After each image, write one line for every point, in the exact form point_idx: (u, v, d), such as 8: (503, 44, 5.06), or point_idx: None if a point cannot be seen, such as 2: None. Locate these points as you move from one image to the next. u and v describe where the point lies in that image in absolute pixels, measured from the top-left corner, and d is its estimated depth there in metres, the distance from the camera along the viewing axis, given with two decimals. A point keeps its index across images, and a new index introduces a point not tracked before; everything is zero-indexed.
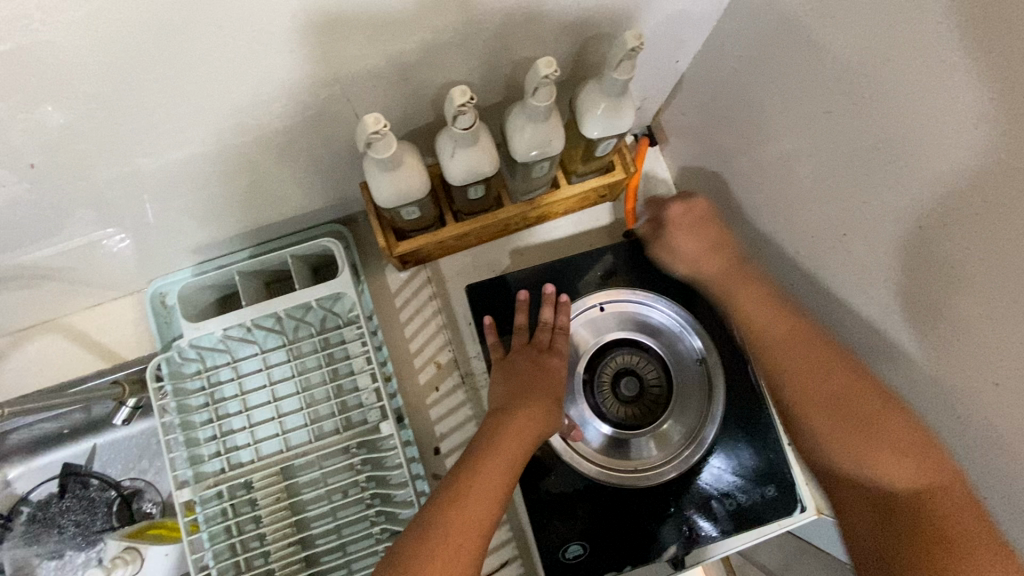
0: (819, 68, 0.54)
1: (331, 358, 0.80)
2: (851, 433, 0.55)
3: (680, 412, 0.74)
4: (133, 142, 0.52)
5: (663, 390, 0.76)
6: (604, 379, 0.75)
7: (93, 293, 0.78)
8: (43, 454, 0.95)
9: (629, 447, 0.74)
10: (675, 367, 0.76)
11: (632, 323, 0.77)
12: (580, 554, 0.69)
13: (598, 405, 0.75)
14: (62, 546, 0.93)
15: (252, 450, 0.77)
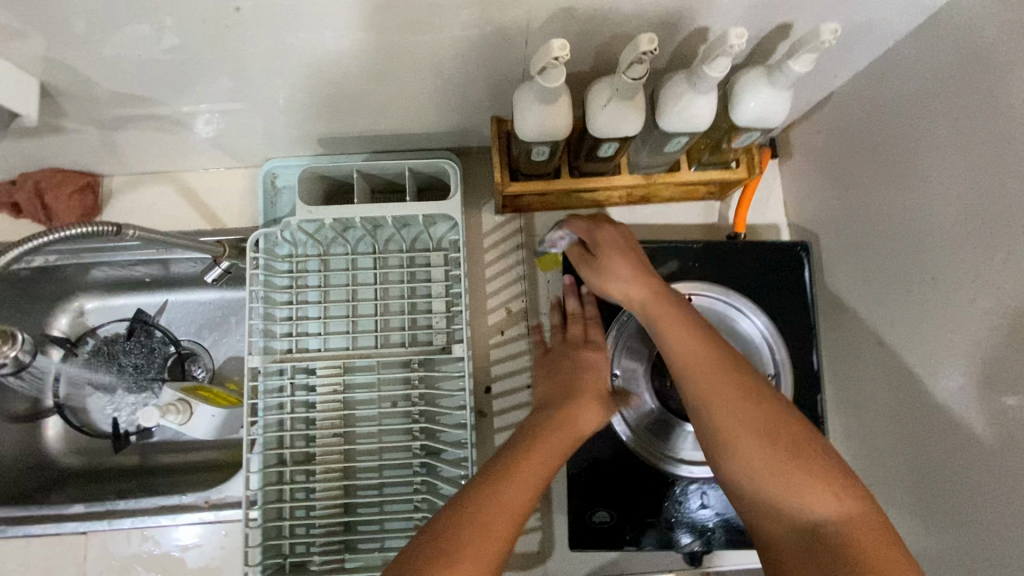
0: (1008, 111, 0.53)
1: (413, 276, 0.83)
2: (769, 451, 0.50)
3: None
4: (322, 23, 0.54)
5: None
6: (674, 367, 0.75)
7: (215, 156, 0.82)
8: (121, 295, 1.01)
9: (673, 439, 0.73)
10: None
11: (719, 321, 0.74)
12: (606, 521, 0.70)
13: (658, 388, 0.75)
14: (116, 382, 0.99)
15: (320, 341, 0.81)
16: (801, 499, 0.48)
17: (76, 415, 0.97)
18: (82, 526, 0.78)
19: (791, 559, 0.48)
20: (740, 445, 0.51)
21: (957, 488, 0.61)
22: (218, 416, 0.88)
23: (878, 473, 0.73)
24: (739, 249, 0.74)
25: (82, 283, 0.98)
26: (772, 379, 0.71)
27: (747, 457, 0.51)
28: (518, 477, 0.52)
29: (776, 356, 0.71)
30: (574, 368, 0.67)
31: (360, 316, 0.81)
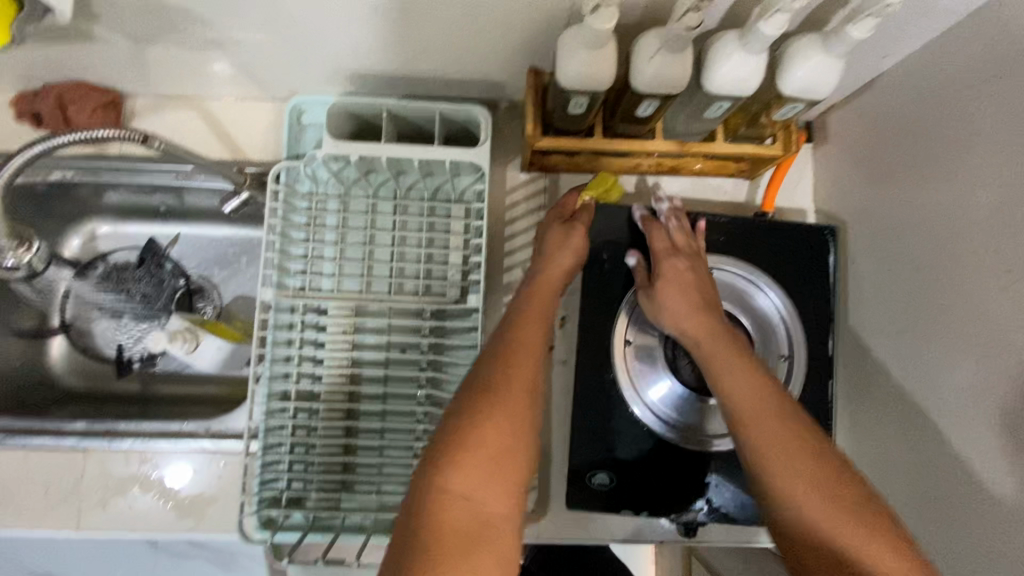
0: None
1: (432, 226, 0.81)
2: (837, 518, 0.50)
3: None
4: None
5: None
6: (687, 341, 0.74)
7: (241, 84, 0.80)
8: (134, 223, 1.00)
9: (677, 410, 0.73)
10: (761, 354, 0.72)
11: (737, 297, 0.73)
12: (605, 483, 0.71)
13: (670, 361, 0.74)
14: (122, 309, 0.99)
15: (334, 282, 0.80)
16: (861, 549, 0.48)
17: (80, 339, 0.97)
18: (82, 442, 0.77)
19: None
20: (795, 490, 0.52)
21: (962, 480, 0.61)
22: (223, 348, 0.89)
23: (880, 463, 0.73)
24: (764, 227, 0.73)
25: (96, 205, 0.97)
26: (785, 360, 0.71)
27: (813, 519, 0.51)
28: (479, 396, 0.52)
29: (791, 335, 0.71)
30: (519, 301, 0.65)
31: (376, 261, 0.80)
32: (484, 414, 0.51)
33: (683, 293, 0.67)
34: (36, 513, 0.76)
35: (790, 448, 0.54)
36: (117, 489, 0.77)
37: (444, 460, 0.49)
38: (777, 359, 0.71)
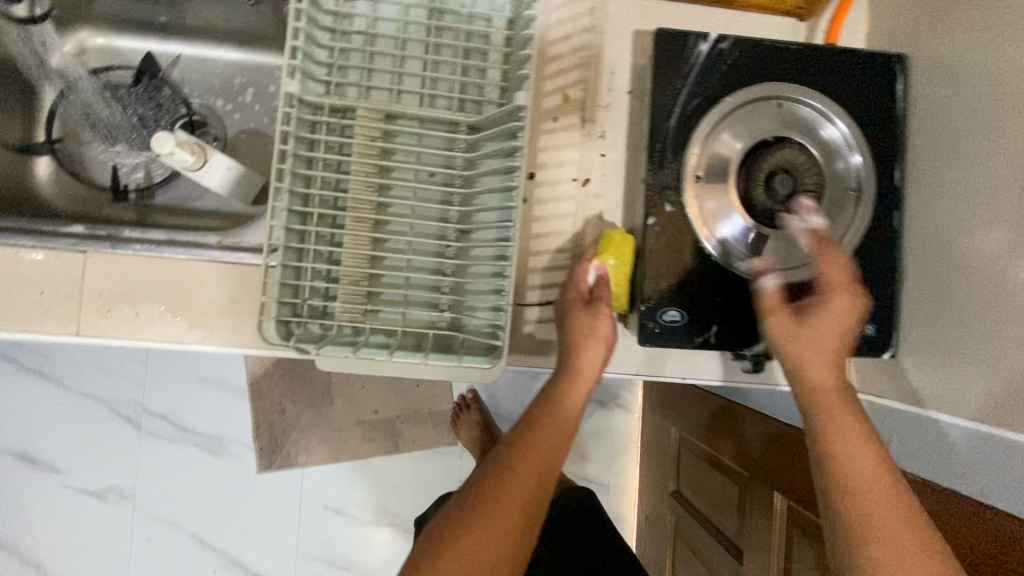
0: None
1: (468, 39, 0.76)
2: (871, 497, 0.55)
3: (822, 229, 0.70)
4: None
5: (814, 199, 0.70)
6: (758, 173, 0.70)
7: None
8: (129, 38, 0.91)
9: (749, 246, 0.70)
10: (831, 185, 0.70)
11: (797, 126, 0.70)
12: (676, 319, 0.69)
13: (744, 194, 0.70)
14: (118, 133, 0.91)
15: (360, 91, 0.74)
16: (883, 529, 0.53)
17: (70, 159, 0.88)
18: (81, 244, 0.72)
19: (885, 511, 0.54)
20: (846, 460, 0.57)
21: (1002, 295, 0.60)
22: (232, 172, 0.82)
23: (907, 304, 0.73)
24: (828, 55, 0.71)
25: (88, 11, 0.87)
26: (852, 192, 0.70)
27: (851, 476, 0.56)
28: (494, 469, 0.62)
29: (857, 162, 0.70)
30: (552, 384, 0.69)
31: (408, 71, 0.74)
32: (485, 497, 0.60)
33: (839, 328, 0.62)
34: (31, 315, 0.70)
35: (852, 436, 0.57)
36: (120, 296, 0.72)
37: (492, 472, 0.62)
38: (844, 192, 0.70)
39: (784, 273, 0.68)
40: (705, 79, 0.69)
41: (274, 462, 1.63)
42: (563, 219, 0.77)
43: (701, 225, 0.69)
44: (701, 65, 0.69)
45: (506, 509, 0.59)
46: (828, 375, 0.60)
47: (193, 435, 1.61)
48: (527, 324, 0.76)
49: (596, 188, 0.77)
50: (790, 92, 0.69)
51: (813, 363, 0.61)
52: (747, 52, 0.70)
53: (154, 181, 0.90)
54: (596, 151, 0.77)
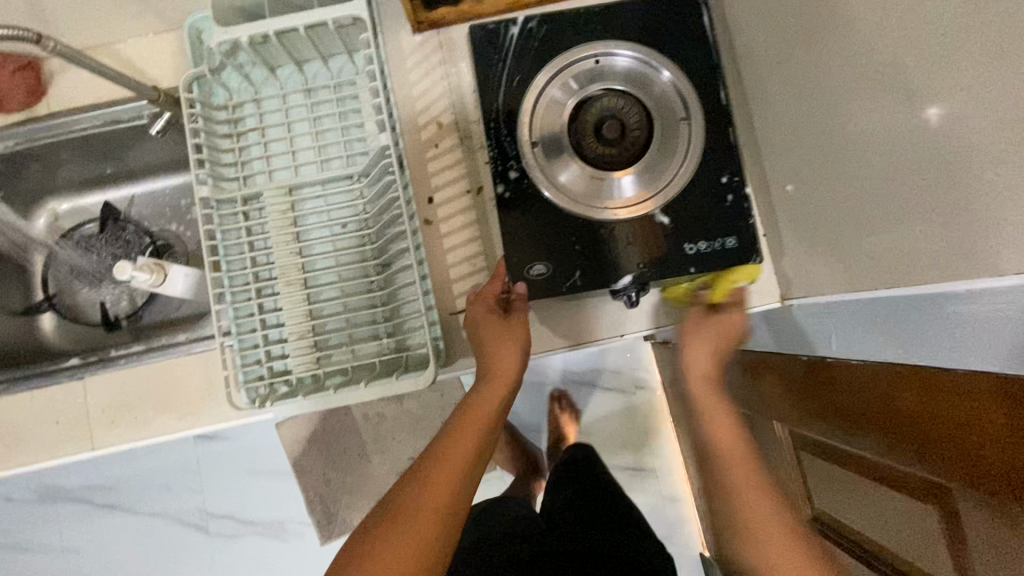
0: None
1: (343, 104, 0.87)
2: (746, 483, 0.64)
3: (659, 158, 0.75)
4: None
5: (643, 135, 0.75)
6: (585, 126, 0.75)
7: (132, 16, 0.85)
8: (90, 194, 1.06)
9: (599, 194, 0.75)
10: (658, 116, 0.75)
11: (614, 76, 0.76)
12: (574, 280, 0.75)
13: (581, 150, 0.76)
14: (100, 275, 1.05)
15: (267, 176, 0.86)
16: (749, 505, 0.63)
17: (68, 308, 1.03)
18: (78, 371, 0.85)
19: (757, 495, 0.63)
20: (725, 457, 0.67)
21: (866, 164, 0.64)
22: (190, 277, 0.93)
23: (803, 203, 0.76)
24: (645, 9, 0.77)
25: (51, 186, 1.03)
26: (685, 121, 0.75)
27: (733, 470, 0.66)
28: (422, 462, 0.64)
29: (674, 87, 0.75)
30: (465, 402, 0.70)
31: (300, 147, 0.85)
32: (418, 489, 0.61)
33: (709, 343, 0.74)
34: (55, 444, 0.83)
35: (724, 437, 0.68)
36: (119, 407, 0.83)
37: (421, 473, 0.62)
38: (676, 122, 0.75)
39: (633, 208, 0.75)
40: (547, 68, 0.77)
41: (334, 531, 1.72)
42: (470, 227, 0.85)
43: (557, 193, 0.75)
44: (537, 57, 0.77)
45: (442, 480, 0.61)
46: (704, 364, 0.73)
47: (256, 525, 1.73)
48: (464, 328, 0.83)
49: (489, 191, 0.84)
50: (607, 49, 0.76)
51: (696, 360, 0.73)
52: (575, 31, 0.77)
53: (138, 305, 1.04)
54: (480, 160, 0.85)
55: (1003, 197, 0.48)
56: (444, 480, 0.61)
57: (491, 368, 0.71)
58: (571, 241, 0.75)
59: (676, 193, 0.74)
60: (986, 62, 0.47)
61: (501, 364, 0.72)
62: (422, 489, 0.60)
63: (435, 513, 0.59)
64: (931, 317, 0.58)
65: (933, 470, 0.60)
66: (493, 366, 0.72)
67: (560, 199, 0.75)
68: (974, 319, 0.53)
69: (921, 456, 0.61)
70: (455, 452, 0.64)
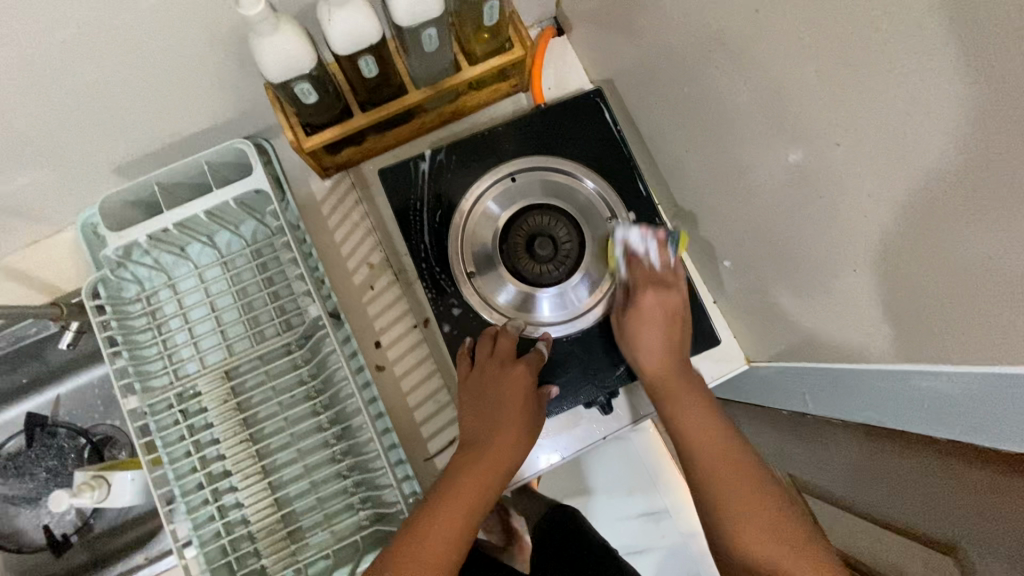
0: None
1: (266, 268, 0.82)
2: (726, 477, 0.61)
3: (596, 263, 0.74)
4: (25, 26, 0.54)
5: (575, 245, 0.75)
6: (517, 246, 0.74)
7: (18, 226, 0.79)
8: (8, 408, 0.97)
9: (546, 312, 0.74)
10: (585, 223, 0.75)
11: (534, 190, 0.76)
12: None
13: (516, 271, 0.74)
14: (36, 494, 0.96)
15: (199, 361, 0.81)
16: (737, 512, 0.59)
17: (8, 539, 0.94)
18: None
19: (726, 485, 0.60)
20: (691, 434, 0.64)
21: (794, 242, 0.63)
22: (138, 480, 0.86)
23: (746, 271, 0.75)
24: (546, 118, 0.77)
25: None
26: (613, 220, 0.75)
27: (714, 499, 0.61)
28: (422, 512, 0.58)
29: (597, 194, 0.76)
30: (472, 442, 0.65)
31: (228, 324, 0.80)
32: (419, 538, 0.56)
33: (654, 324, 0.69)
34: None
35: (725, 472, 0.61)
36: None
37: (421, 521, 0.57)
38: (605, 224, 0.75)
39: (580, 319, 0.74)
40: (465, 195, 0.75)
41: None
42: (425, 363, 0.81)
43: (500, 319, 0.74)
44: (453, 186, 0.75)
45: (443, 531, 0.57)
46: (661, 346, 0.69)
47: None
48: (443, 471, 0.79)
49: (435, 323, 0.81)
50: (521, 166, 0.76)
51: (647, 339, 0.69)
52: (486, 153, 0.76)
53: (84, 518, 0.94)
54: (420, 292, 0.82)
55: (924, 286, 0.47)
56: (449, 534, 0.57)
57: (496, 449, 0.64)
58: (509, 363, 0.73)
59: (620, 294, 0.74)
60: (866, 161, 0.48)
61: (508, 418, 0.66)
62: (426, 544, 0.56)
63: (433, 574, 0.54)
64: (895, 387, 0.55)
65: (970, 520, 0.53)
66: (503, 417, 0.66)
67: (504, 324, 0.74)
68: (945, 399, 0.50)
69: (950, 505, 0.55)
70: (458, 501, 0.59)
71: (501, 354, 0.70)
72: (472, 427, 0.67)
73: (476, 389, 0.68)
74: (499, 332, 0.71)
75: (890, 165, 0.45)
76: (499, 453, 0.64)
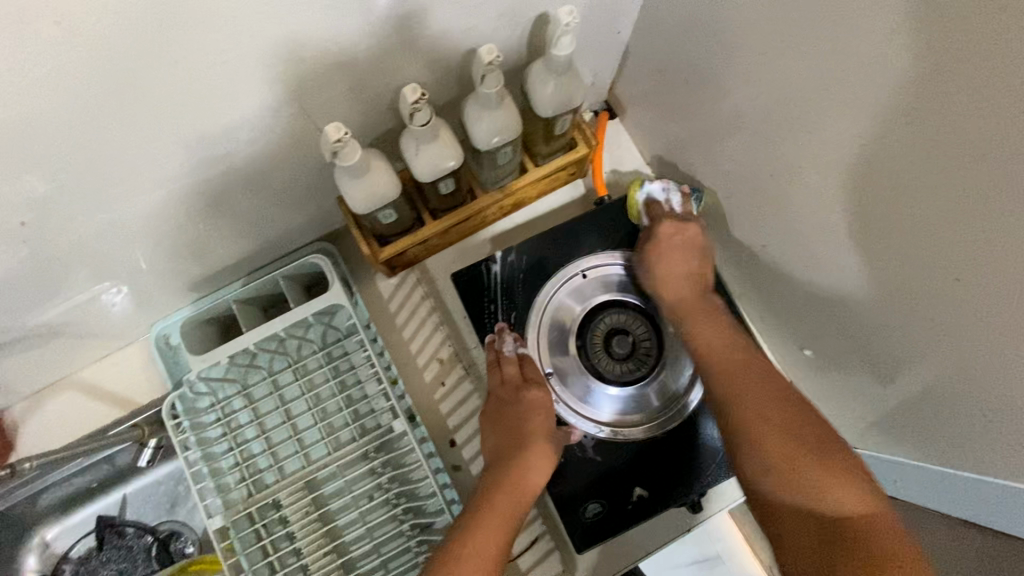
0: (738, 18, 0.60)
1: (337, 371, 0.82)
2: (815, 474, 0.56)
3: (675, 359, 0.74)
4: (120, 170, 0.56)
5: (653, 342, 0.75)
6: (595, 344, 0.74)
7: (99, 342, 0.81)
8: (78, 510, 0.97)
9: (628, 411, 0.73)
10: (661, 319, 0.75)
11: (608, 287, 0.77)
12: (600, 511, 0.71)
13: (594, 369, 0.74)
14: None
15: (276, 470, 0.80)
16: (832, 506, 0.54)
17: None
18: None
19: (781, 457, 0.58)
20: (780, 458, 0.58)
21: (881, 341, 0.62)
22: None
23: (824, 358, 0.75)
24: (612, 214, 0.78)
25: (34, 519, 0.94)
26: None
27: (771, 460, 0.59)
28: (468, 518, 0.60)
29: None
30: (502, 457, 0.67)
31: (303, 430, 0.80)
32: (466, 542, 0.57)
33: (676, 258, 0.74)
34: None
35: (788, 430, 0.60)
36: None
37: (468, 526, 0.59)
38: None
39: (663, 419, 0.73)
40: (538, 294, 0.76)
41: None
42: None
43: (580, 418, 0.73)
44: (523, 286, 0.76)
45: (484, 540, 0.58)
46: (715, 335, 0.69)
47: None
48: (527, 573, 0.77)
49: None
50: (592, 263, 0.77)
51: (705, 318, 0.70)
52: (556, 251, 0.77)
53: None
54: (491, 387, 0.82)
55: None
56: (490, 542, 0.58)
57: (518, 477, 0.64)
58: (583, 456, 0.72)
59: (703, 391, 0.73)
60: (968, 285, 0.47)
61: (535, 429, 0.69)
62: (469, 552, 0.56)
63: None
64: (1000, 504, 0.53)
65: None
66: (528, 428, 0.68)
67: (586, 425, 0.72)
68: None
69: None
70: (497, 510, 0.61)
71: (511, 378, 0.72)
72: (497, 445, 0.69)
73: (495, 416, 0.71)
74: (506, 359, 0.73)
75: (989, 290, 0.45)
76: (533, 463, 0.66)
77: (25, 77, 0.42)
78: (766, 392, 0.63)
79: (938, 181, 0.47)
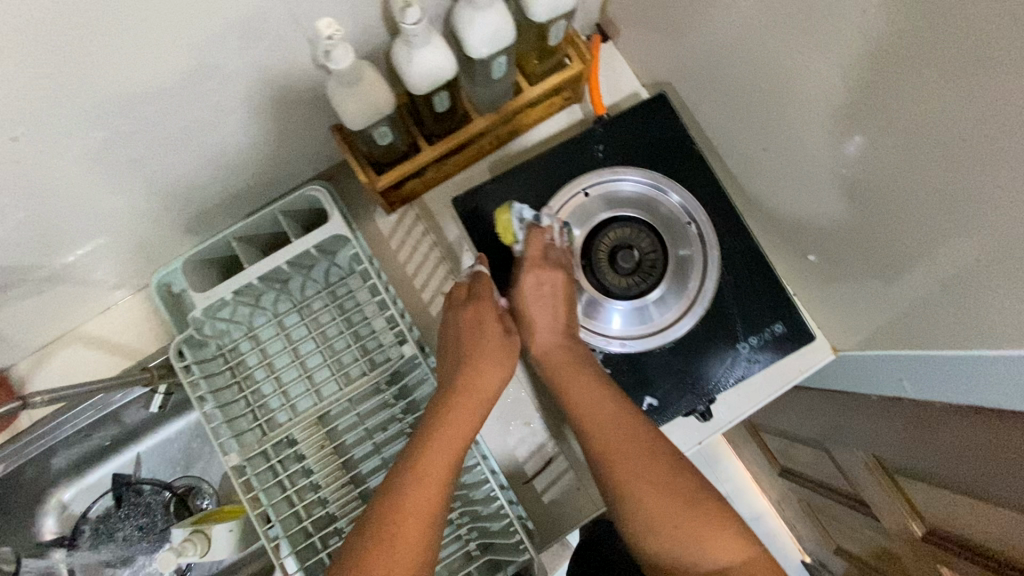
0: None
1: (342, 308, 0.82)
2: (666, 506, 0.58)
3: (680, 269, 0.74)
4: (113, 110, 0.55)
5: (659, 254, 0.75)
6: (601, 261, 0.75)
7: (100, 294, 0.80)
8: (93, 470, 0.98)
9: (636, 324, 0.74)
10: (665, 231, 0.75)
11: (610, 202, 0.76)
12: None
13: (601, 285, 0.74)
14: (132, 552, 0.98)
15: (288, 410, 0.80)
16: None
17: None
18: None
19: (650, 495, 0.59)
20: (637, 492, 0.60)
21: (887, 234, 0.62)
22: (232, 531, 0.86)
23: (826, 266, 0.75)
24: (611, 130, 0.77)
25: (50, 481, 0.94)
26: (692, 224, 0.75)
27: (649, 509, 0.59)
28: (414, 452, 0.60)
29: (676, 200, 0.75)
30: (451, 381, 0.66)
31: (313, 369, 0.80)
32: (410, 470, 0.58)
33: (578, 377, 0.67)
34: None
35: (648, 472, 0.60)
36: None
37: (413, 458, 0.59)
38: (684, 228, 0.75)
39: (671, 329, 0.73)
40: (540, 215, 0.76)
41: None
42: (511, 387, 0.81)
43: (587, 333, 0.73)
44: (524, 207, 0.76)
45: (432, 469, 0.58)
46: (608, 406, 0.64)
47: None
48: (544, 493, 0.78)
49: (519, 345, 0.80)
50: (593, 180, 0.75)
51: (579, 401, 0.66)
52: (555, 172, 0.76)
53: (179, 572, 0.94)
54: None
55: None
56: (437, 468, 0.59)
57: (467, 382, 0.65)
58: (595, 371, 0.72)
59: (710, 299, 0.73)
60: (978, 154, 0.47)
61: (486, 348, 0.67)
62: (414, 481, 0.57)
63: (427, 505, 0.56)
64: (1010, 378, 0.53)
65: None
66: (478, 347, 0.67)
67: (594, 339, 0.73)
68: None
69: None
70: (448, 438, 0.61)
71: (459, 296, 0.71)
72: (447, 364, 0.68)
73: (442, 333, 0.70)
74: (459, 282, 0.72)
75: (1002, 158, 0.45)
76: (484, 385, 0.65)
77: (17, 10, 0.41)
78: (638, 444, 0.62)
79: (944, 58, 0.46)
